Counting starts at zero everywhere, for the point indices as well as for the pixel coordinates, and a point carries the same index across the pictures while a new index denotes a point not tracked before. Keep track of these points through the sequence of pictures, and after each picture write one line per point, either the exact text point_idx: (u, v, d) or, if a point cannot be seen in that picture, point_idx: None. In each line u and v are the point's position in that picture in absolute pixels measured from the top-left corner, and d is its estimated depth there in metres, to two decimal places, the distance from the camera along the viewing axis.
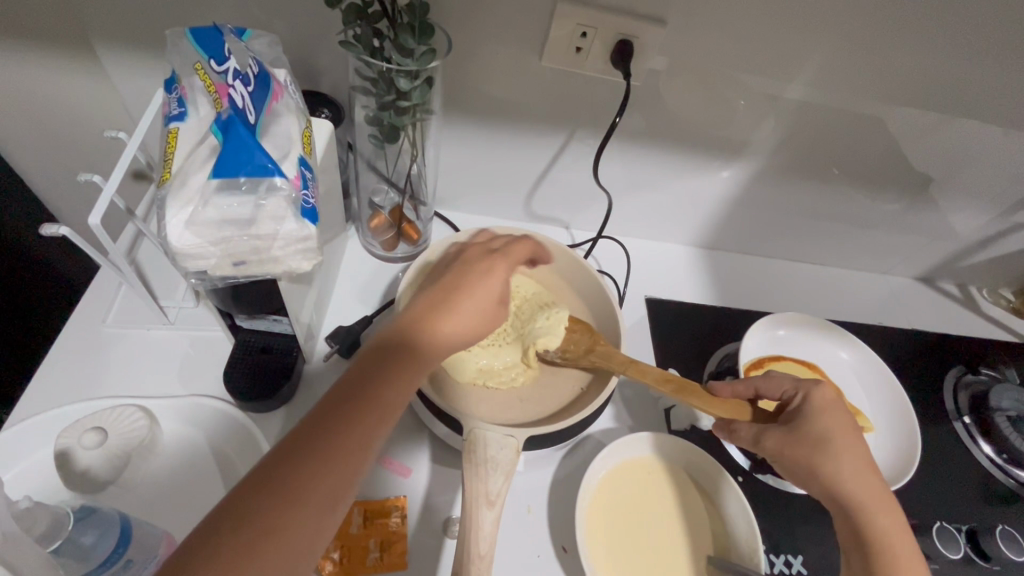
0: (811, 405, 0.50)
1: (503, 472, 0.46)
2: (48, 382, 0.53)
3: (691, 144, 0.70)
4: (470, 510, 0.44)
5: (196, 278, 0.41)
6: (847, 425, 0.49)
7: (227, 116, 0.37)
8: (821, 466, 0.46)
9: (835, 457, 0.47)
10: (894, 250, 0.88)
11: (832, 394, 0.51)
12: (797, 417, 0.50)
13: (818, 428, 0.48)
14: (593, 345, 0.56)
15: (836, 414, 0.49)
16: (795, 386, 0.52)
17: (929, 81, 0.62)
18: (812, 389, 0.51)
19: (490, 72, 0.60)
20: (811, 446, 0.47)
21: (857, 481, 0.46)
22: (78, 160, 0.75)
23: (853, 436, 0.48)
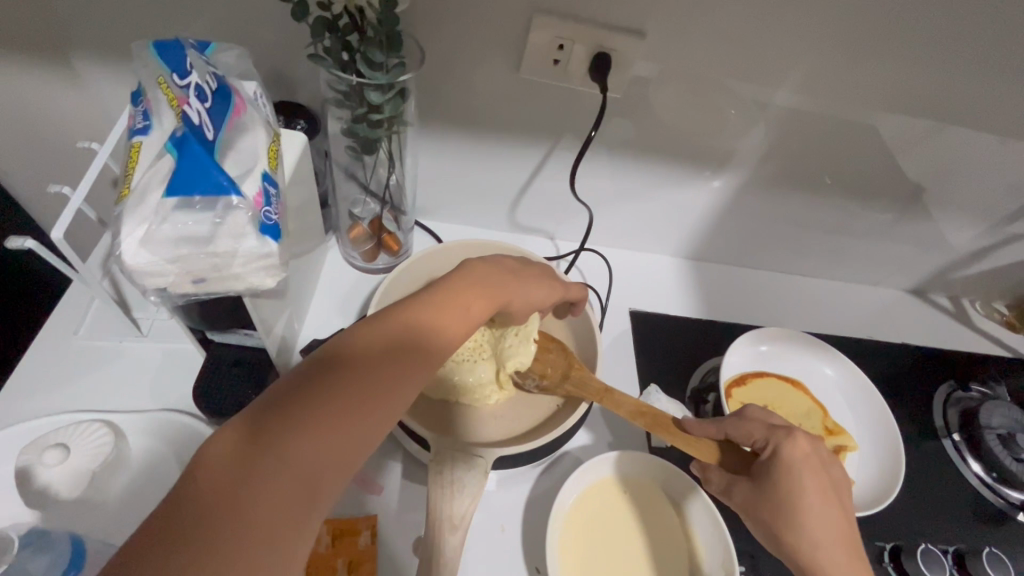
0: (779, 461, 0.46)
1: (470, 494, 0.45)
2: (16, 394, 0.53)
3: (675, 155, 0.70)
4: (434, 534, 0.43)
5: (156, 296, 0.40)
6: (820, 485, 0.45)
7: (182, 133, 0.36)
8: (783, 530, 0.44)
9: (800, 523, 0.44)
10: (885, 262, 0.86)
11: (805, 449, 0.47)
12: (765, 473, 0.47)
13: (785, 489, 0.45)
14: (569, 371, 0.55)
15: (805, 474, 0.45)
16: (767, 435, 0.49)
17: (916, 91, 0.61)
18: (783, 442, 0.47)
19: (469, 82, 0.60)
20: (776, 506, 0.45)
21: (824, 545, 0.43)
22: (59, 168, 0.74)
23: (822, 499, 0.45)
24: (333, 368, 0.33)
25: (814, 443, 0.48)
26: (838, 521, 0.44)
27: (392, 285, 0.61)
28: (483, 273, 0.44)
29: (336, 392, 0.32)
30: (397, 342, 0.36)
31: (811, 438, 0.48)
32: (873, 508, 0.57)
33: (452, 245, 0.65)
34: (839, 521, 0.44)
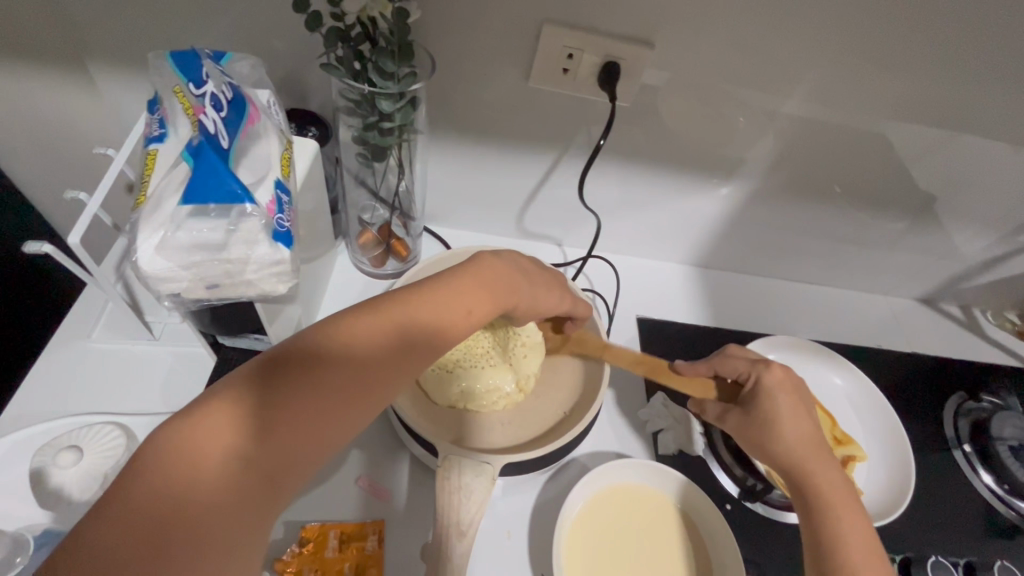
0: (762, 387, 0.51)
1: (478, 502, 0.45)
2: (31, 397, 0.54)
3: (684, 162, 0.70)
4: (441, 542, 0.44)
5: (171, 301, 0.41)
6: (794, 404, 0.50)
7: (198, 141, 0.37)
8: (763, 443, 0.50)
9: (774, 433, 0.49)
10: (895, 270, 0.86)
11: (783, 372, 0.52)
12: (748, 397, 0.52)
13: (769, 407, 0.50)
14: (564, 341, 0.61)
15: (786, 393, 0.51)
16: (749, 368, 0.54)
17: (926, 100, 0.61)
18: (763, 370, 0.52)
19: (478, 91, 0.60)
20: (758, 422, 0.50)
21: (799, 454, 0.48)
22: (73, 173, 0.75)
23: (799, 412, 0.50)
24: (318, 365, 0.34)
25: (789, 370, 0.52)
26: (809, 431, 0.50)
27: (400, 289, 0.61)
28: (485, 268, 0.44)
29: (325, 390, 0.34)
30: (391, 342, 0.37)
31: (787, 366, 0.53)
32: (880, 520, 0.56)
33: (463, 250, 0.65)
34: (812, 433, 0.49)
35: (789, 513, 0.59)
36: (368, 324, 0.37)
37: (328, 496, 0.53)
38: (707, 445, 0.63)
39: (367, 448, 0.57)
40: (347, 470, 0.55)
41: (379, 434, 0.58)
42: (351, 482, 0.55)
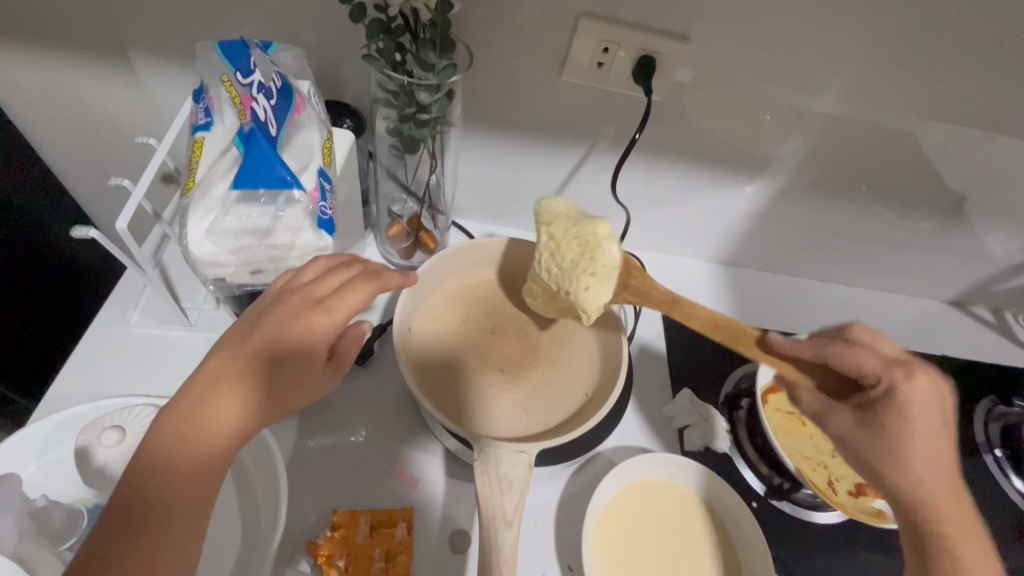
0: (896, 399, 0.42)
1: (518, 490, 0.46)
2: (73, 380, 0.55)
3: (715, 159, 0.69)
4: (488, 531, 0.44)
5: (214, 284, 0.42)
6: (930, 425, 0.42)
7: (250, 130, 0.38)
8: (890, 473, 0.42)
9: (904, 463, 0.42)
10: (924, 271, 0.85)
11: (930, 389, 0.42)
12: (877, 410, 0.42)
13: (900, 425, 0.42)
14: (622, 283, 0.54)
15: (932, 417, 0.41)
16: (881, 369, 0.43)
17: (964, 98, 0.60)
18: (901, 383, 0.42)
19: (509, 84, 0.60)
20: (882, 441, 0.42)
21: (928, 494, 0.42)
22: (110, 162, 0.77)
23: (933, 435, 0.42)
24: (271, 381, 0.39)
25: (938, 386, 0.42)
26: (943, 460, 0.42)
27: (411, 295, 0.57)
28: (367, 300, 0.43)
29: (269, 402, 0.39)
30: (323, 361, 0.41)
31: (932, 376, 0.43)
32: None
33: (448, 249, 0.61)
34: (944, 464, 0.42)
35: (816, 512, 0.60)
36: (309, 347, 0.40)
37: (359, 484, 0.54)
38: (734, 444, 0.63)
39: (395, 437, 0.58)
40: (376, 457, 0.56)
41: (408, 423, 0.59)
42: (380, 469, 0.55)
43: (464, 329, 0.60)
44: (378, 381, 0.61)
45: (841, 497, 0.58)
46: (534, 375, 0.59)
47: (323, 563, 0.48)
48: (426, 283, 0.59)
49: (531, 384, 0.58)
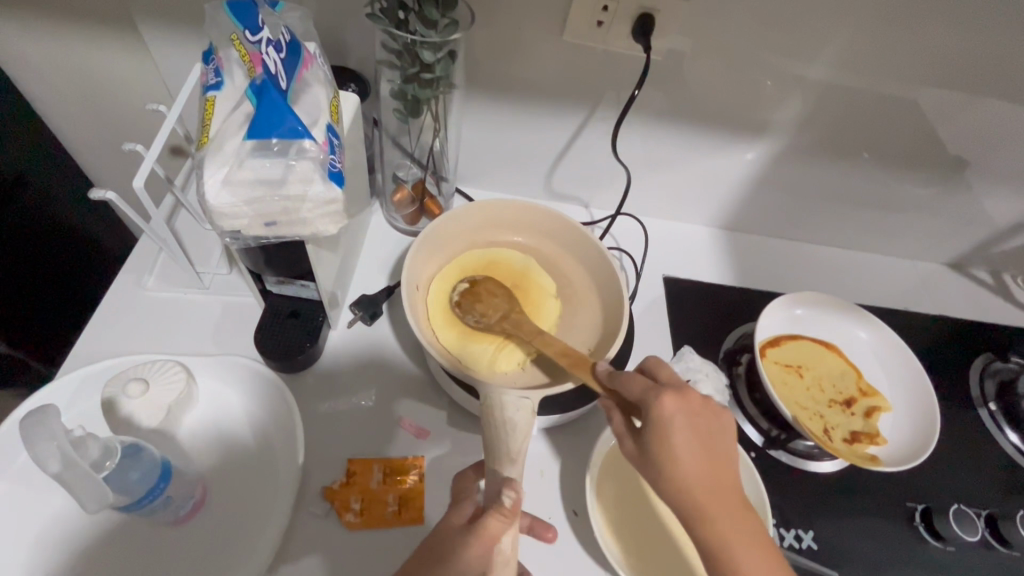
0: (655, 416, 0.42)
1: (522, 432, 0.47)
2: (93, 341, 0.57)
3: (713, 123, 0.70)
4: (495, 467, 0.45)
5: (231, 237, 0.44)
6: (700, 447, 0.41)
7: (261, 81, 0.39)
8: (665, 492, 0.41)
9: (677, 482, 0.41)
10: (924, 233, 0.85)
11: (672, 403, 0.42)
12: (645, 431, 0.43)
13: (665, 440, 0.41)
14: (510, 313, 0.58)
15: (682, 428, 0.41)
16: (641, 392, 0.44)
17: (963, 56, 0.61)
18: (652, 400, 0.43)
19: (511, 48, 0.61)
20: (657, 463, 0.42)
21: (706, 506, 0.40)
22: (121, 133, 0.79)
23: (704, 442, 0.42)
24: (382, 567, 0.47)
25: (687, 402, 0.43)
26: (721, 493, 0.41)
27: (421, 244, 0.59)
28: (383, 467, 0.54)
29: None
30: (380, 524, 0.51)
31: (684, 395, 0.43)
32: (908, 462, 0.57)
33: (460, 207, 0.63)
34: (721, 485, 0.41)
35: (812, 462, 0.63)
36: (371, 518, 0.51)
37: (374, 435, 0.56)
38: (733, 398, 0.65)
39: (406, 393, 0.60)
40: (386, 411, 0.58)
41: (416, 380, 0.61)
42: (392, 422, 0.57)
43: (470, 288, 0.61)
44: (387, 340, 0.63)
45: (837, 443, 0.59)
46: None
47: (340, 506, 0.51)
48: (432, 242, 0.61)
49: (537, 341, 0.59)
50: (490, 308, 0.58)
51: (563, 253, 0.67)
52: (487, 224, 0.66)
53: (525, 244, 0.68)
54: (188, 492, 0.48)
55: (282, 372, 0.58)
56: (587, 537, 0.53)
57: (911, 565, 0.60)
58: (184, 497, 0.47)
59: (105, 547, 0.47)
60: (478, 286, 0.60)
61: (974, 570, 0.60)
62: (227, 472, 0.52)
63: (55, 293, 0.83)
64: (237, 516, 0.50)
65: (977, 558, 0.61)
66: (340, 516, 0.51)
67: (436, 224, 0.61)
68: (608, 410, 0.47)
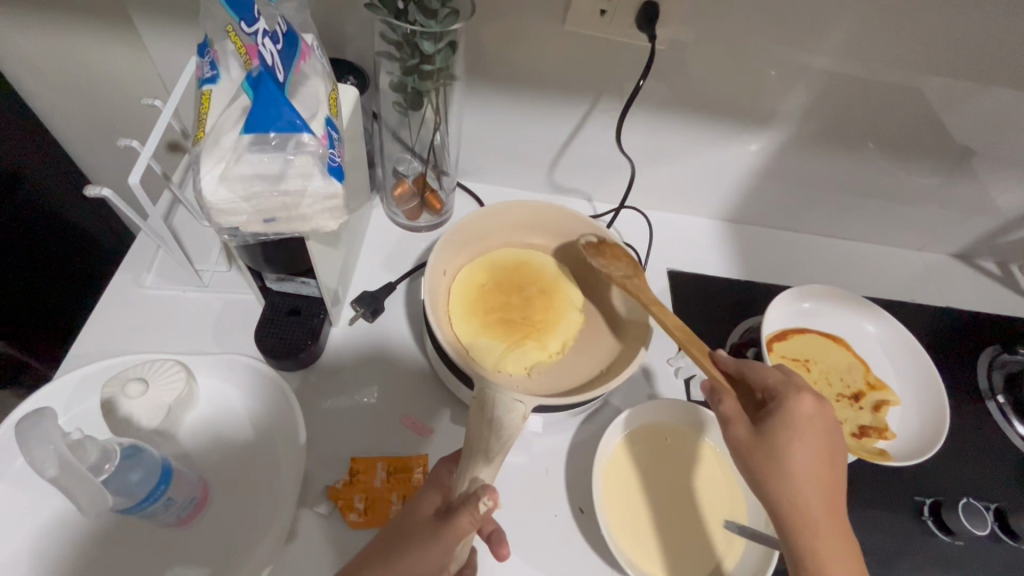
0: (789, 410, 0.45)
1: (506, 434, 0.46)
2: (92, 340, 0.56)
3: (718, 113, 0.69)
4: (467, 464, 0.44)
5: (229, 234, 0.43)
6: (821, 450, 0.44)
7: (257, 73, 0.38)
8: (772, 480, 0.42)
9: (793, 473, 0.42)
10: (931, 224, 0.84)
11: (814, 406, 0.45)
12: (769, 419, 0.45)
13: (797, 434, 0.44)
14: (631, 276, 0.59)
15: (813, 428, 0.44)
16: (779, 387, 0.47)
17: (972, 44, 0.59)
18: (792, 396, 0.46)
19: (511, 38, 0.60)
20: (775, 452, 0.43)
21: (811, 504, 0.42)
22: (116, 128, 0.78)
23: (828, 444, 0.44)
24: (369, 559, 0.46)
25: (825, 410, 0.46)
26: (830, 496, 0.43)
27: (440, 248, 0.59)
28: (383, 463, 0.53)
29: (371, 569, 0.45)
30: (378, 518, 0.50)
31: (822, 403, 0.46)
32: (917, 457, 0.56)
33: (477, 212, 0.61)
34: (830, 490, 0.43)
35: None
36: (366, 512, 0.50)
37: (377, 432, 0.56)
38: None
39: (408, 390, 0.59)
40: (389, 408, 0.57)
41: (418, 376, 0.60)
42: (395, 420, 0.57)
43: (496, 283, 0.61)
44: (389, 337, 0.62)
45: (845, 437, 0.59)
46: (554, 342, 0.59)
47: (343, 506, 0.50)
48: (451, 243, 0.60)
49: (552, 351, 0.58)
50: (538, 305, 0.61)
51: (578, 255, 0.66)
52: (518, 221, 0.65)
53: (544, 245, 0.67)
54: (191, 493, 0.47)
55: (282, 370, 0.57)
56: (593, 535, 0.53)
57: (920, 559, 0.59)
58: (187, 500, 0.46)
59: (107, 547, 0.46)
60: (605, 243, 0.61)
61: (983, 564, 0.60)
62: (228, 473, 0.51)
63: (52, 292, 0.82)
64: (239, 515, 0.49)
65: (986, 552, 0.61)
66: (343, 514, 0.50)
67: (454, 227, 0.60)
68: (718, 394, 0.47)
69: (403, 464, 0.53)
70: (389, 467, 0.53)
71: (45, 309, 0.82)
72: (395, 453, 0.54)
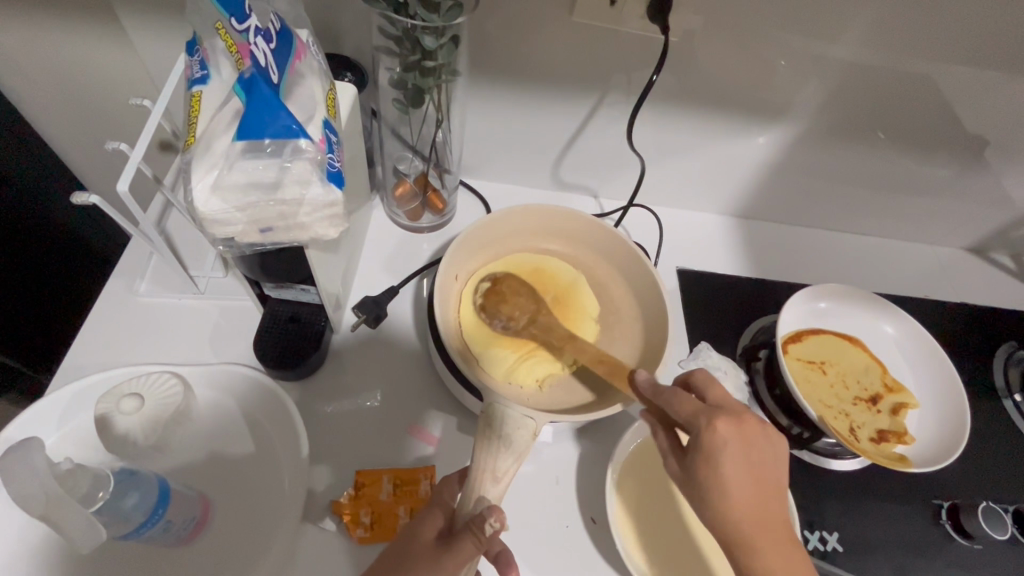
0: (704, 441, 0.41)
1: (516, 451, 0.44)
2: (84, 351, 0.54)
3: (729, 107, 0.66)
4: (475, 483, 0.43)
5: (224, 245, 0.41)
6: (748, 470, 0.41)
7: (250, 75, 0.36)
8: (705, 511, 0.41)
9: (720, 505, 0.40)
10: (946, 218, 0.82)
11: (726, 432, 0.41)
12: (691, 452, 0.42)
13: (716, 467, 0.40)
14: (537, 315, 0.56)
15: (733, 455, 0.40)
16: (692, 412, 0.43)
17: (994, 33, 0.57)
18: (701, 426, 0.41)
19: (515, 32, 0.57)
20: (700, 485, 0.41)
21: (745, 526, 0.40)
22: (106, 129, 0.75)
23: (751, 463, 0.41)
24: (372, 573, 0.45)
25: (742, 429, 0.41)
26: (766, 512, 0.41)
27: (453, 257, 0.57)
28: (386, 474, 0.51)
29: None
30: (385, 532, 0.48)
31: (739, 422, 0.41)
32: (937, 464, 0.55)
33: (487, 216, 0.59)
34: (764, 504, 0.41)
35: (833, 460, 0.61)
36: (372, 526, 0.48)
37: (381, 442, 0.54)
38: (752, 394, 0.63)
39: (412, 397, 0.57)
40: (393, 418, 0.56)
41: (423, 384, 0.58)
42: (400, 430, 0.55)
43: None
44: (391, 343, 0.60)
45: (864, 443, 0.57)
46: (567, 353, 0.57)
47: (349, 521, 0.48)
48: (464, 248, 0.58)
49: (564, 362, 0.57)
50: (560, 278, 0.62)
51: (594, 258, 0.64)
52: (530, 227, 0.63)
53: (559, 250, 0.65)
54: (191, 511, 0.45)
55: (282, 379, 0.55)
56: (605, 546, 0.51)
57: (939, 563, 0.58)
58: (187, 519, 0.45)
59: (104, 568, 0.45)
60: (502, 284, 0.57)
61: (1002, 567, 0.59)
62: (227, 488, 0.50)
63: (43, 295, 0.80)
64: (242, 531, 0.48)
65: (1006, 555, 0.60)
66: (349, 529, 0.48)
67: (466, 232, 0.57)
68: (654, 426, 0.46)
69: (408, 476, 0.51)
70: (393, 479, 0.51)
71: (37, 313, 0.80)
72: (401, 465, 0.53)
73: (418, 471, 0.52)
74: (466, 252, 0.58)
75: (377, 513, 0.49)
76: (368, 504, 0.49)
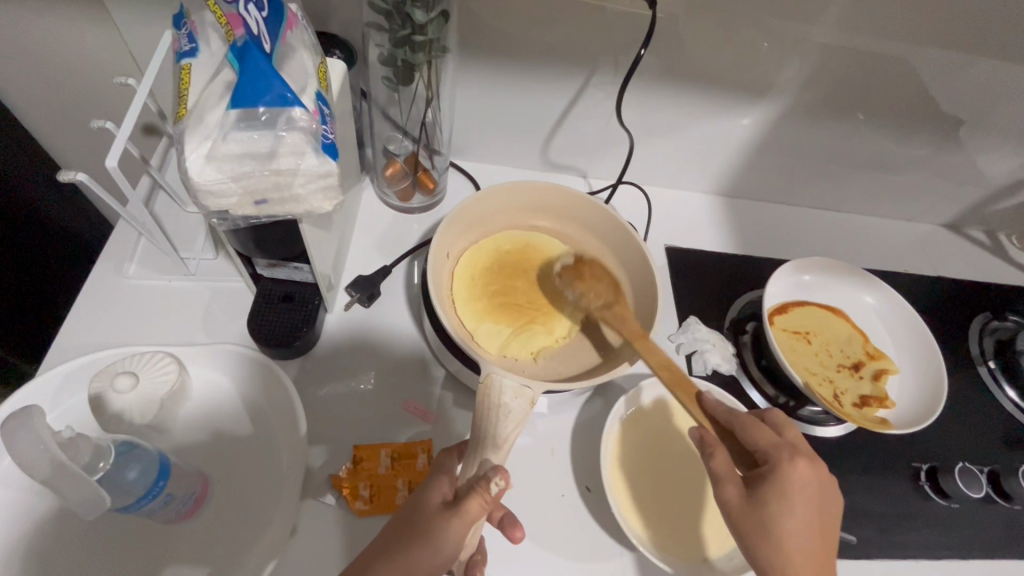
0: (780, 479, 0.43)
1: (515, 419, 0.45)
2: (74, 335, 0.54)
3: (714, 86, 0.67)
4: (477, 451, 0.45)
5: (218, 217, 0.41)
6: (813, 516, 0.43)
7: (243, 43, 0.36)
8: (762, 545, 0.41)
9: (781, 538, 0.41)
10: (924, 195, 0.84)
11: (808, 476, 0.43)
12: (762, 484, 0.43)
13: (787, 505, 0.42)
14: (611, 304, 0.57)
15: (804, 498, 0.42)
16: (773, 449, 0.45)
17: (964, 14, 0.59)
18: (784, 464, 0.43)
19: (503, 11, 0.57)
20: (766, 517, 0.42)
21: (800, 561, 0.41)
22: (89, 111, 0.74)
23: (817, 504, 0.43)
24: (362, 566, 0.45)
25: (818, 473, 0.44)
26: (819, 554, 0.42)
27: (445, 232, 0.57)
28: (378, 446, 0.52)
29: None
30: (377, 502, 0.49)
31: (815, 464, 0.44)
32: (918, 425, 0.57)
33: (479, 193, 0.59)
34: (819, 548, 0.43)
35: (818, 427, 0.63)
36: (366, 499, 0.49)
37: (379, 418, 0.55)
38: (739, 365, 0.65)
39: (408, 375, 0.58)
40: (390, 395, 0.56)
41: (419, 361, 0.59)
42: (397, 406, 0.56)
43: (500, 266, 0.61)
44: (386, 321, 0.61)
45: (847, 407, 0.59)
46: (560, 326, 0.58)
47: (347, 494, 0.49)
48: (457, 225, 0.59)
49: (558, 335, 0.58)
50: (593, 292, 0.58)
51: (584, 235, 0.65)
52: (521, 205, 0.63)
53: (549, 227, 0.65)
54: (191, 487, 0.45)
55: (276, 358, 0.55)
56: (601, 515, 0.53)
57: (922, 525, 0.60)
58: (188, 494, 0.45)
59: (104, 548, 0.45)
60: (583, 267, 0.60)
61: (981, 526, 0.62)
62: (227, 467, 0.50)
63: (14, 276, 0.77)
64: (243, 510, 0.48)
65: (981, 514, 0.62)
66: (348, 501, 0.49)
67: (460, 207, 0.57)
68: (711, 447, 0.45)
69: (401, 450, 0.52)
70: (386, 452, 0.51)
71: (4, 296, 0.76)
72: (397, 442, 0.53)
73: (412, 444, 0.52)
74: (459, 231, 0.59)
75: (372, 485, 0.50)
76: (361, 476, 0.50)
